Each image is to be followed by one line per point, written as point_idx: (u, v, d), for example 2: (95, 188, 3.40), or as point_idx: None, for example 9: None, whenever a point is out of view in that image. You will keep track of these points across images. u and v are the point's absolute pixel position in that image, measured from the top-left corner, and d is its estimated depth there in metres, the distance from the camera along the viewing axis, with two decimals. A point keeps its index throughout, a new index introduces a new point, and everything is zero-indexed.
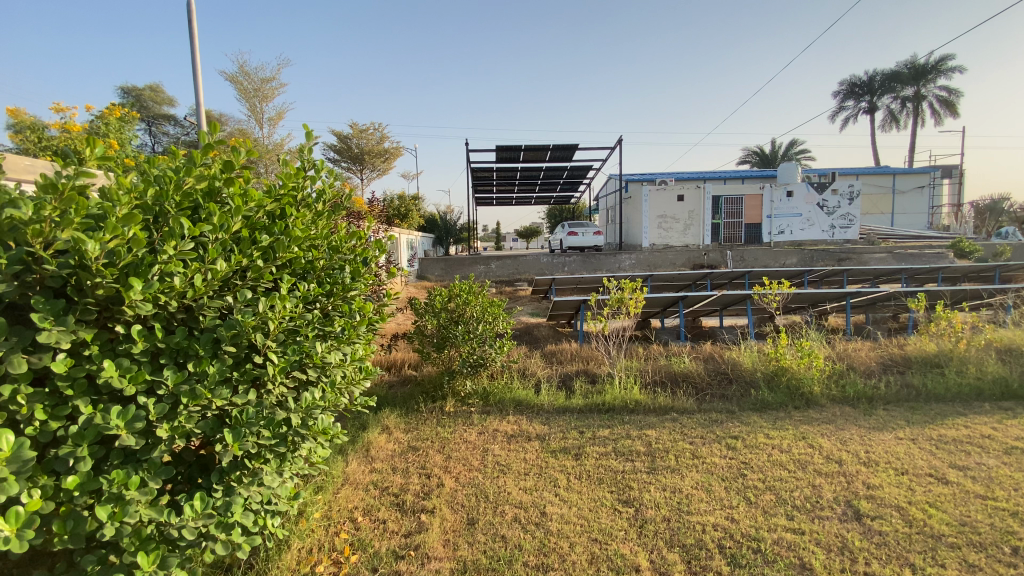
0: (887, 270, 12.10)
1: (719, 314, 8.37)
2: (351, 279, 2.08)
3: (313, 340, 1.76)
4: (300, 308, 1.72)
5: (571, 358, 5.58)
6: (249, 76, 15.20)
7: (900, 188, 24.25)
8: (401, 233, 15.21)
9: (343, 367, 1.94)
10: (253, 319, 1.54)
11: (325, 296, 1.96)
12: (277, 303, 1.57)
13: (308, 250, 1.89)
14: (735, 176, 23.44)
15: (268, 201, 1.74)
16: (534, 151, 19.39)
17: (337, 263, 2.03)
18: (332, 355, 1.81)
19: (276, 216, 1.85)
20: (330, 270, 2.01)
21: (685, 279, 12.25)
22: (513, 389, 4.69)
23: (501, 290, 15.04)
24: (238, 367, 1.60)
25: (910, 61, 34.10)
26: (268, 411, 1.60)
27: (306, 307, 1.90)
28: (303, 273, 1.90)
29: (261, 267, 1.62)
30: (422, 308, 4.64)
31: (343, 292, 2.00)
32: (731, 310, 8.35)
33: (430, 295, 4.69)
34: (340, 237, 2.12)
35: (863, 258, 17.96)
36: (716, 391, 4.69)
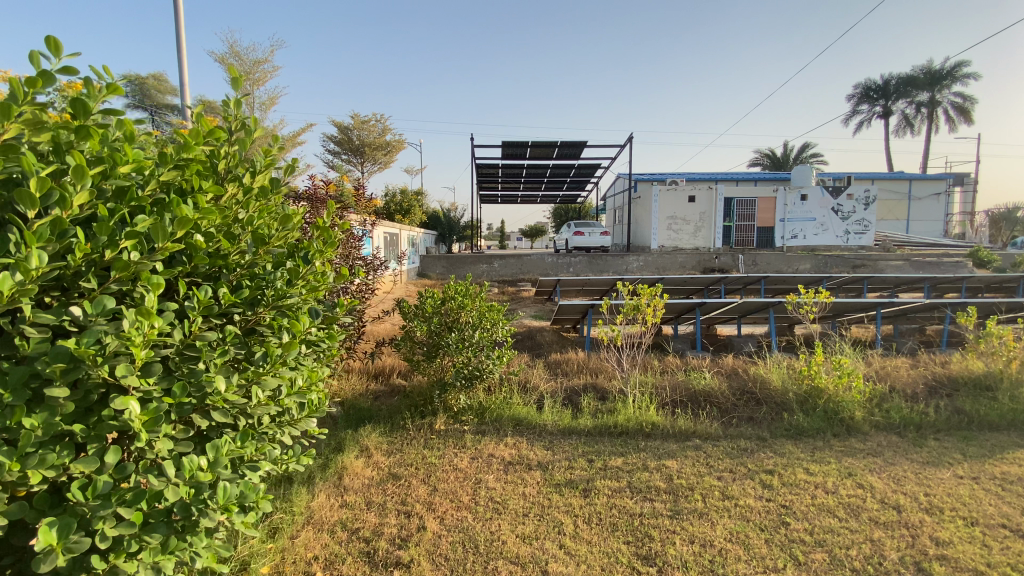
0: (909, 279, 11.48)
1: (736, 322, 7.81)
2: (288, 283, 1.59)
3: (219, 373, 1.35)
4: (190, 328, 1.32)
5: (579, 370, 5.04)
6: (240, 56, 14.71)
7: (916, 193, 23.51)
8: (401, 230, 14.67)
9: (268, 406, 1.55)
10: (103, 348, 1.14)
11: (245, 304, 1.51)
12: (143, 322, 1.18)
13: (218, 234, 1.44)
14: (746, 179, 22.80)
15: (153, 164, 1.33)
16: (541, 147, 18.79)
17: (265, 258, 1.56)
18: (245, 392, 1.42)
19: (176, 189, 1.42)
20: (254, 268, 1.54)
21: (698, 282, 11.65)
22: (513, 405, 4.14)
23: (504, 291, 14.50)
24: (89, 418, 1.24)
25: (927, 66, 33.23)
26: (133, 476, 1.27)
27: (218, 322, 1.49)
28: (215, 273, 1.49)
29: (131, 262, 1.19)
30: (412, 312, 4.10)
31: (274, 300, 1.52)
32: (750, 319, 7.78)
33: (421, 297, 4.16)
34: (274, 222, 1.63)
35: (879, 265, 17.33)
36: (743, 413, 4.14)
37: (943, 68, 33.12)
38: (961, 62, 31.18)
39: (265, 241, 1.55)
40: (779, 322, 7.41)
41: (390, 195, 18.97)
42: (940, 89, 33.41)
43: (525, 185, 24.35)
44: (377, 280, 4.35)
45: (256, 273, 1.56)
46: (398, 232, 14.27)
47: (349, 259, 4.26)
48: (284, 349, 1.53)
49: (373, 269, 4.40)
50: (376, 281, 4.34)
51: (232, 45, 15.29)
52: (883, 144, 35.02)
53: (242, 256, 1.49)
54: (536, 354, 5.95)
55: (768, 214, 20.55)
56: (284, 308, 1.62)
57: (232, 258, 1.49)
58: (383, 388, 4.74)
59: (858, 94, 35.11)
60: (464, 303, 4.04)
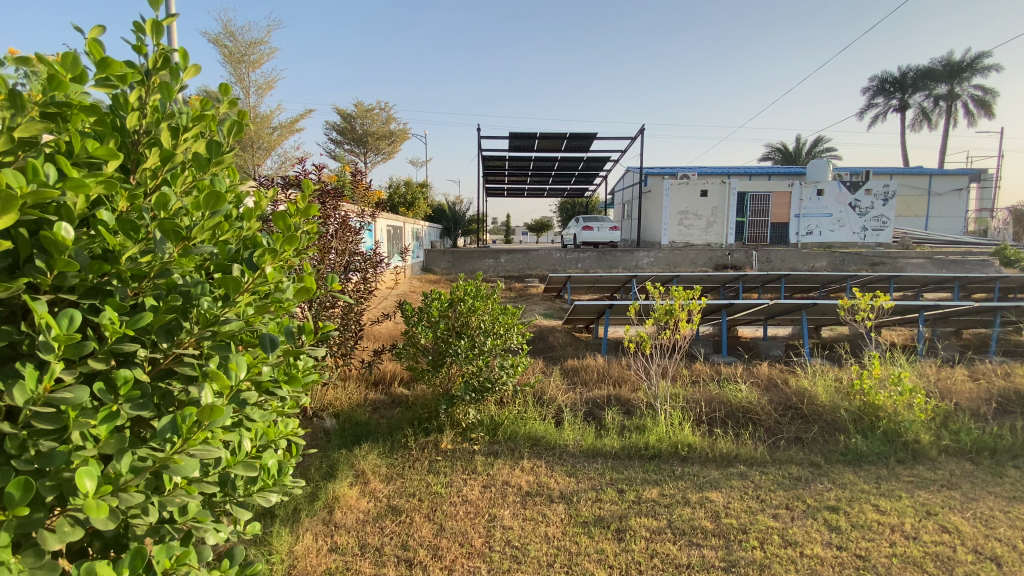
0: (938, 278, 10.90)
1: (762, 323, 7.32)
2: (222, 304, 1.22)
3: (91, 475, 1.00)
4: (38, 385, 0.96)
5: (600, 380, 4.55)
6: (236, 38, 14.32)
7: (936, 189, 22.78)
8: (406, 223, 14.22)
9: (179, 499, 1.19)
10: None
11: (153, 334, 1.12)
12: None
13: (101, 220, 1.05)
14: (760, 173, 22.13)
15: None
16: (549, 139, 18.23)
17: (180, 259, 1.17)
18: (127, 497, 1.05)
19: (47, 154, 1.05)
20: (168, 275, 1.15)
21: (715, 280, 11.13)
22: (528, 421, 3.67)
23: (511, 287, 14.02)
24: None
25: (946, 58, 32.28)
26: None
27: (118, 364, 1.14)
28: (97, 292, 1.08)
29: None
30: (415, 315, 3.61)
31: (206, 327, 1.17)
32: (777, 321, 7.28)
33: (426, 298, 3.67)
34: (210, 214, 1.23)
35: (899, 264, 16.74)
36: (790, 433, 3.66)
37: (962, 60, 32.15)
38: (981, 54, 30.23)
39: (182, 237, 1.16)
40: (811, 324, 6.89)
41: (394, 187, 18.49)
42: (959, 82, 32.46)
43: (532, 178, 23.79)
44: (380, 278, 3.94)
45: (174, 284, 1.19)
46: (402, 226, 13.81)
47: (347, 256, 3.79)
48: (203, 416, 1.14)
49: (377, 264, 3.98)
50: (378, 279, 3.93)
51: (227, 28, 15.00)
52: (898, 139, 34.14)
53: (145, 262, 1.10)
54: (551, 359, 5.48)
55: (783, 210, 19.93)
56: (219, 338, 1.23)
57: (132, 263, 1.09)
58: (383, 399, 4.29)
59: (874, 87, 34.17)
60: (476, 304, 3.57)
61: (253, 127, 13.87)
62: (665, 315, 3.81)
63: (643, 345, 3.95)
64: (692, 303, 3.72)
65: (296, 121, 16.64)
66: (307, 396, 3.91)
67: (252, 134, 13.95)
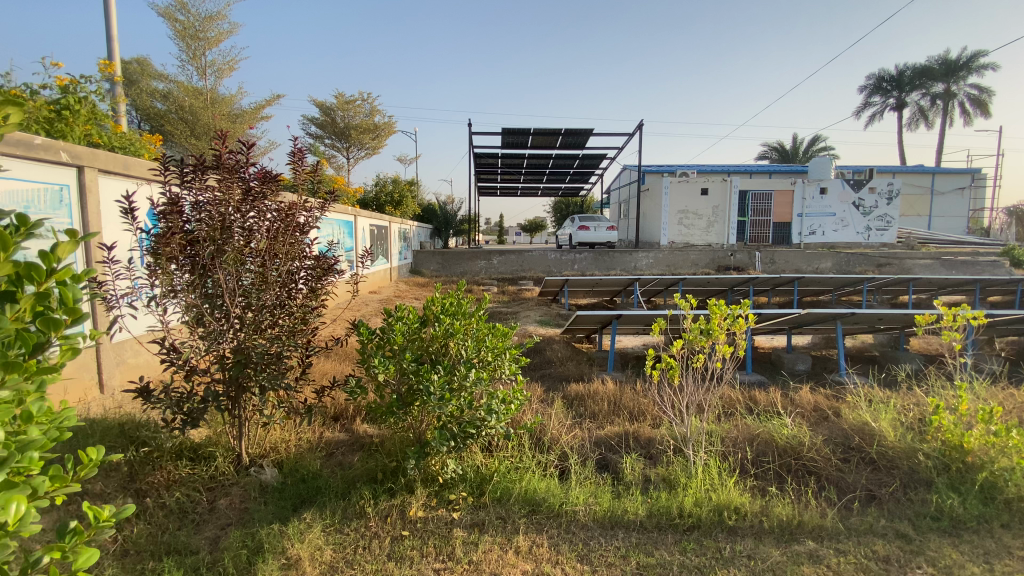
0: (960, 281, 10.17)
1: (784, 333, 6.55)
2: None
3: None
4: None
5: (613, 412, 3.73)
6: (189, 13, 13.51)
7: (939, 188, 22.24)
8: (392, 222, 13.36)
9: None
10: None
11: None
12: None
13: None
14: (761, 171, 21.44)
15: None
16: (543, 135, 17.44)
17: None
18: None
19: None
20: None
21: (723, 282, 10.37)
22: (526, 473, 2.83)
23: (504, 289, 13.19)
24: None
25: (943, 56, 31.84)
26: None
27: None
28: None
29: None
30: (372, 340, 2.71)
31: None
32: (802, 330, 6.50)
33: (388, 319, 2.78)
34: None
35: (906, 264, 16.09)
36: (861, 490, 2.86)
37: (959, 58, 31.71)
38: (978, 52, 29.83)
39: None
40: (843, 335, 6.11)
41: (381, 184, 17.55)
42: (956, 80, 31.98)
43: (525, 176, 22.98)
44: (344, 285, 3.13)
45: None
46: (388, 226, 12.95)
47: (294, 257, 2.94)
48: None
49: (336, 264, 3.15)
50: (343, 285, 3.12)
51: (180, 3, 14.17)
52: (896, 138, 33.62)
53: None
54: (551, 382, 4.66)
55: (785, 209, 19.24)
56: None
57: None
58: (346, 438, 3.49)
59: (871, 86, 33.67)
60: (456, 319, 2.73)
61: (210, 112, 13.01)
62: (701, 333, 2.89)
63: (672, 375, 3.09)
64: (738, 319, 2.81)
65: (263, 109, 15.80)
66: (245, 439, 3.13)
67: (206, 120, 13.15)
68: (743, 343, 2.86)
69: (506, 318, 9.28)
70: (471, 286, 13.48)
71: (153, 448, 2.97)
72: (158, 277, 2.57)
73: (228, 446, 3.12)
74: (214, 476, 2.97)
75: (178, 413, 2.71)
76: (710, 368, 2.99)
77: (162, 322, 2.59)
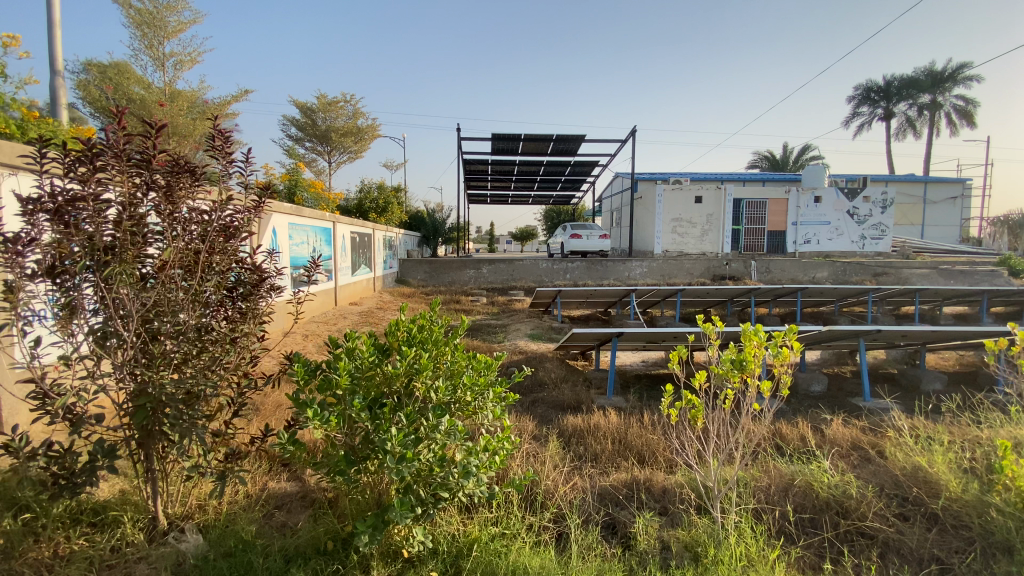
0: (966, 292, 9.82)
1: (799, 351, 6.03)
2: None
3: None
4: None
5: (619, 454, 3.15)
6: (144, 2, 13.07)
7: (931, 197, 22.19)
8: (376, 230, 12.79)
9: None
10: None
11: None
12: None
13: None
14: (754, 179, 21.17)
15: None
16: (534, 142, 16.99)
17: None
18: None
19: None
20: None
21: (724, 293, 9.90)
22: (517, 546, 2.21)
23: (493, 300, 12.59)
24: None
25: (929, 67, 32.10)
26: None
27: None
28: None
29: None
30: (311, 376, 2.03)
31: None
32: (819, 347, 5.99)
33: (333, 348, 2.16)
34: None
35: (903, 274, 15.81)
36: (936, 565, 2.31)
37: (945, 69, 31.98)
38: (964, 63, 30.12)
39: None
40: (864, 353, 5.62)
41: (365, 190, 16.92)
42: (944, 90, 32.26)
43: (515, 183, 22.47)
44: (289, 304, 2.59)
45: None
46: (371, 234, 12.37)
47: (220, 270, 2.37)
48: None
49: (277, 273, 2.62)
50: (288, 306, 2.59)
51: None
52: (884, 148, 33.75)
53: None
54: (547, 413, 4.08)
55: (780, 217, 18.93)
56: None
57: None
58: (296, 487, 2.90)
59: (858, 96, 33.88)
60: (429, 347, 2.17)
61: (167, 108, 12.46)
62: (733, 365, 2.32)
63: (698, 418, 2.50)
64: (783, 346, 2.21)
65: (231, 107, 15.25)
66: (163, 497, 2.51)
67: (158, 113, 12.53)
68: (787, 379, 2.26)
69: (494, 332, 8.70)
70: (459, 296, 12.87)
71: (37, 514, 2.33)
72: (26, 301, 1.93)
73: (141, 507, 2.51)
74: (118, 548, 2.32)
75: (58, 477, 2.05)
76: (746, 410, 2.42)
77: (33, 359, 1.93)
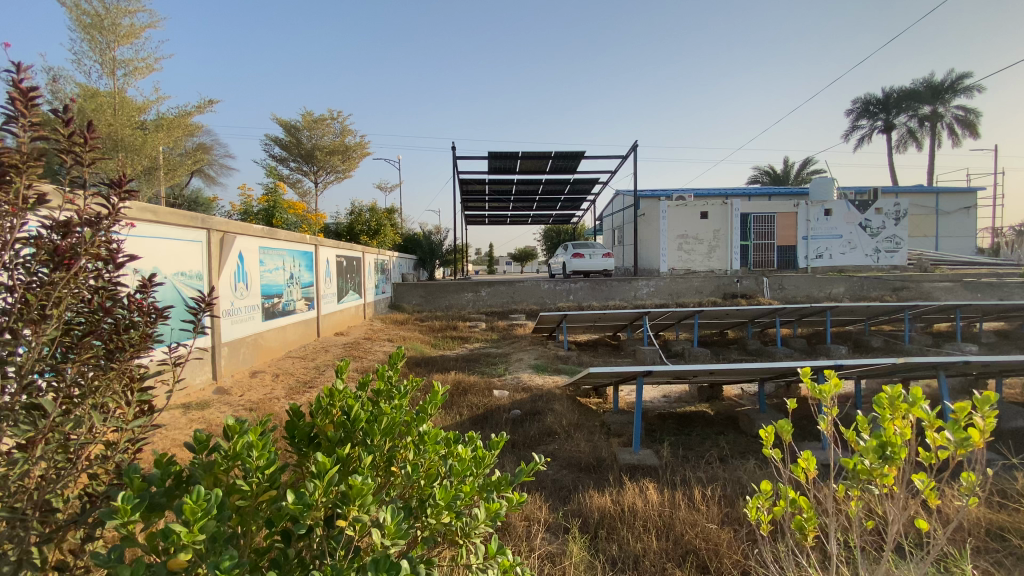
0: (1010, 306, 8.91)
1: (857, 382, 5.09)
2: None
3: None
4: None
5: (668, 556, 2.26)
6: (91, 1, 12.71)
7: (942, 208, 21.45)
8: (366, 253, 11.98)
9: None
10: None
11: None
12: None
13: None
14: (759, 192, 20.43)
15: None
16: (531, 159, 16.33)
17: None
18: None
19: None
20: None
21: (745, 314, 9.01)
22: None
23: (493, 325, 11.70)
24: None
25: (927, 79, 31.77)
26: None
27: None
28: None
29: None
30: (160, 502, 1.14)
31: None
32: (879, 377, 5.07)
33: (206, 450, 1.23)
34: None
35: (925, 288, 14.94)
36: None
37: (943, 81, 31.59)
38: (961, 74, 29.80)
39: None
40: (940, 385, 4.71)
41: (356, 212, 16.15)
42: (943, 102, 31.87)
43: (514, 203, 21.82)
44: (178, 366, 1.73)
45: None
46: (361, 258, 11.56)
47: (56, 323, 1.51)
48: None
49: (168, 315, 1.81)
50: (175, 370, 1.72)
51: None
52: (886, 160, 33.24)
53: None
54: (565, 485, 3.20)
55: (790, 231, 18.15)
56: None
57: None
58: None
59: (857, 111, 33.55)
60: (380, 434, 1.35)
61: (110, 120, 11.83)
62: (877, 456, 1.50)
63: (810, 535, 1.62)
64: (964, 426, 1.39)
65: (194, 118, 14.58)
66: None
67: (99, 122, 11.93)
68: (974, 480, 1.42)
69: (493, 362, 7.78)
70: (455, 322, 11.98)
71: None
72: None
73: None
74: None
75: None
76: (903, 527, 1.55)
77: None
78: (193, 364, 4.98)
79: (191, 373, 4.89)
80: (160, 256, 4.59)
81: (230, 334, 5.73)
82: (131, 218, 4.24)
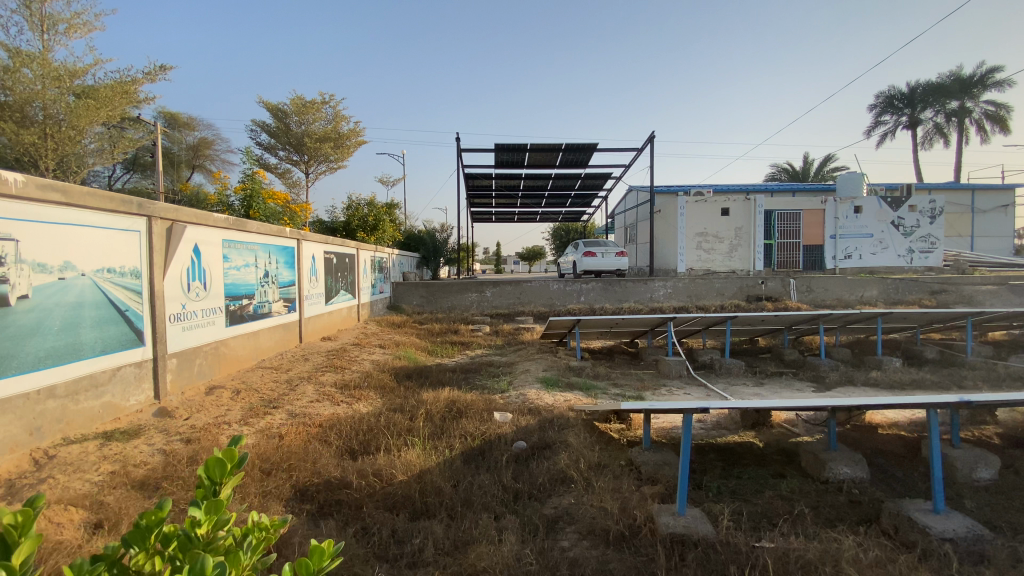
0: None
1: (957, 413, 4.00)
2: None
3: None
4: None
5: None
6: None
7: (979, 206, 20.09)
8: (361, 250, 11.05)
9: None
10: None
11: None
12: None
13: None
14: (784, 188, 19.16)
15: None
16: (541, 151, 15.28)
17: None
18: None
19: None
20: None
21: (784, 320, 7.92)
22: None
23: (497, 329, 10.70)
24: None
25: (956, 71, 30.20)
26: None
27: None
28: None
29: None
30: None
31: None
32: (988, 406, 3.96)
33: None
34: None
35: (969, 291, 13.70)
36: None
37: (973, 74, 30.00)
38: (994, 66, 28.17)
39: None
40: None
41: (352, 206, 15.26)
42: (973, 95, 30.26)
43: (522, 199, 20.81)
44: None
45: None
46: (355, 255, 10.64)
47: None
48: None
49: None
50: None
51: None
52: (911, 157, 31.73)
53: None
54: None
55: (817, 229, 16.96)
56: None
57: None
58: None
59: (879, 105, 32.07)
60: None
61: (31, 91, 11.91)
62: None
63: None
64: None
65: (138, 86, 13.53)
66: None
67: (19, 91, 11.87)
68: None
69: (496, 374, 6.80)
70: (457, 325, 11.02)
71: None
72: None
73: None
74: None
75: None
76: None
77: None
78: (118, 381, 4.04)
79: (121, 391, 4.08)
80: (73, 245, 3.66)
81: (180, 343, 4.81)
82: (27, 197, 3.33)
